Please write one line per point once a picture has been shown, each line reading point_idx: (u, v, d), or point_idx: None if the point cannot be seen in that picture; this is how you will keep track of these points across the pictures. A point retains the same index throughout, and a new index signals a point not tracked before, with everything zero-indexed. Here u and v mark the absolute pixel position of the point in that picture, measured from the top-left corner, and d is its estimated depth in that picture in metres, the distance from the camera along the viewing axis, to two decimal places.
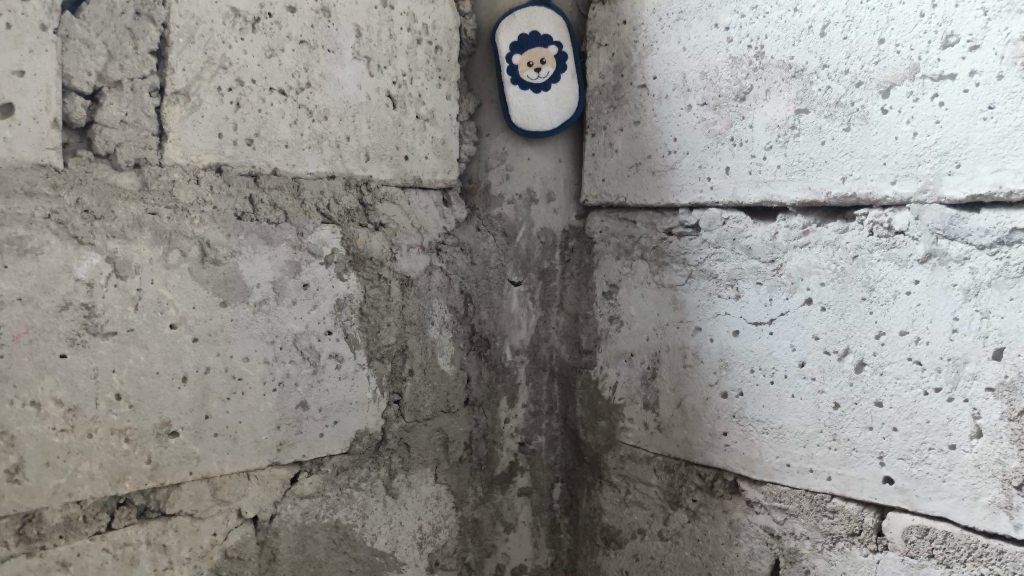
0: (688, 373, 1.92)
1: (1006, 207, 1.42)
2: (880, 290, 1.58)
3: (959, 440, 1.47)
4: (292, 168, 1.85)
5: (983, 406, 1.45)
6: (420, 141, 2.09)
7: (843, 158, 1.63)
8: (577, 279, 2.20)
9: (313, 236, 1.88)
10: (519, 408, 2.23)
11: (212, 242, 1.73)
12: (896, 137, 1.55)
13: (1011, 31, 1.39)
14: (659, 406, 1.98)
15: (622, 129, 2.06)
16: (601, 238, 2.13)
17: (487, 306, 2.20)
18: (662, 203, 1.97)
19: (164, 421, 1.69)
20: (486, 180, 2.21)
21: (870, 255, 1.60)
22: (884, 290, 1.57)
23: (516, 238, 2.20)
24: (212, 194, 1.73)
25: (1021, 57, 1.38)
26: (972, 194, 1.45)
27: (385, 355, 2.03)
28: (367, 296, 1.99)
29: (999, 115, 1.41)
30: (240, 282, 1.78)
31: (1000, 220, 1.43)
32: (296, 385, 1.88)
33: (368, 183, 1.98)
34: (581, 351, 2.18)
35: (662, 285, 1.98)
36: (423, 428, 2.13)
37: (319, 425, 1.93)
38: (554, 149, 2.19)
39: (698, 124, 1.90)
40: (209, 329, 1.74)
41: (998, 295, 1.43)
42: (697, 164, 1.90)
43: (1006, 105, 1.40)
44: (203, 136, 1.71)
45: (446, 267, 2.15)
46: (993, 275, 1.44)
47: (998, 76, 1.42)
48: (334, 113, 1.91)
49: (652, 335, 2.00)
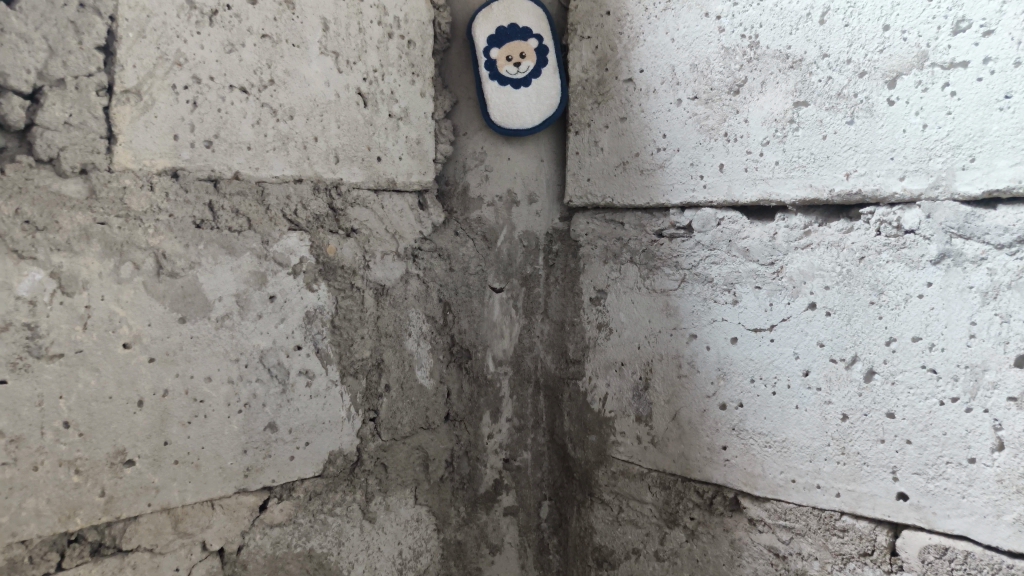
0: (683, 383, 1.80)
1: None
2: (890, 294, 1.48)
3: (979, 454, 1.37)
4: (255, 172, 1.70)
5: (1006, 417, 1.34)
6: (393, 141, 1.96)
7: (847, 153, 1.52)
8: (562, 285, 2.07)
9: (280, 245, 1.74)
10: (504, 422, 2.11)
11: (169, 253, 1.58)
12: (904, 130, 1.44)
13: None
14: (653, 419, 1.87)
15: (608, 126, 1.94)
16: (588, 241, 2.01)
17: (467, 315, 2.09)
18: (652, 203, 1.86)
19: (118, 450, 1.53)
20: (464, 182, 2.10)
21: (878, 256, 1.49)
22: (894, 293, 1.47)
23: (497, 243, 2.09)
24: (168, 201, 1.58)
25: None
26: (988, 190, 1.34)
27: (359, 370, 1.90)
28: (339, 307, 1.86)
29: (1017, 104, 1.30)
30: (201, 296, 1.62)
31: (1020, 217, 1.32)
32: (263, 406, 1.74)
33: (339, 186, 1.85)
34: (568, 361, 2.05)
35: (655, 290, 1.86)
36: (402, 447, 2.01)
37: (289, 448, 1.79)
38: (535, 148, 2.08)
39: (688, 119, 1.79)
40: (167, 347, 1.59)
41: (1019, 298, 1.32)
42: (689, 162, 1.79)
43: None
44: (157, 139, 1.55)
45: (423, 275, 2.03)
46: (1013, 276, 1.33)
47: (1015, 62, 1.31)
48: (301, 112, 1.78)
49: (645, 343, 1.88)
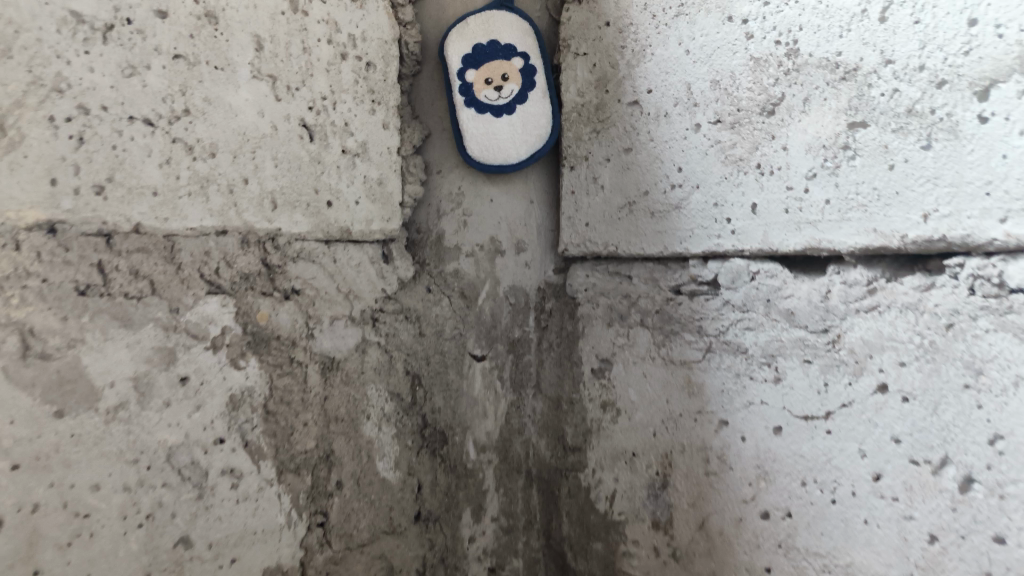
0: (711, 483, 1.42)
1: None
2: (992, 374, 1.10)
3: None
4: (164, 223, 1.32)
5: None
6: (348, 183, 1.58)
7: (925, 186, 1.16)
8: (558, 352, 1.71)
9: (195, 313, 1.36)
10: (487, 524, 1.71)
11: (39, 329, 1.16)
12: (1004, 155, 1.09)
13: None
14: (675, 527, 1.47)
15: (609, 159, 1.58)
16: (588, 300, 1.66)
17: (441, 389, 1.71)
18: (665, 252, 1.50)
19: None
20: (437, 229, 1.73)
21: (972, 324, 1.13)
22: (999, 374, 1.10)
23: (478, 301, 1.71)
24: (39, 263, 1.17)
25: None
26: None
27: (301, 466, 1.48)
28: (273, 389, 1.45)
29: None
30: (85, 381, 1.20)
31: None
32: (174, 516, 1.29)
33: (276, 238, 1.47)
34: (566, 448, 1.66)
35: (672, 362, 1.50)
36: (358, 557, 1.56)
37: (209, 569, 1.33)
38: (522, 187, 1.73)
39: (710, 149, 1.42)
40: (37, 449, 1.13)
41: None
42: (712, 202, 1.42)
43: None
44: (28, 183, 1.16)
45: (385, 341, 1.64)
46: None
47: None
48: (225, 149, 1.40)
49: (661, 429, 1.51)
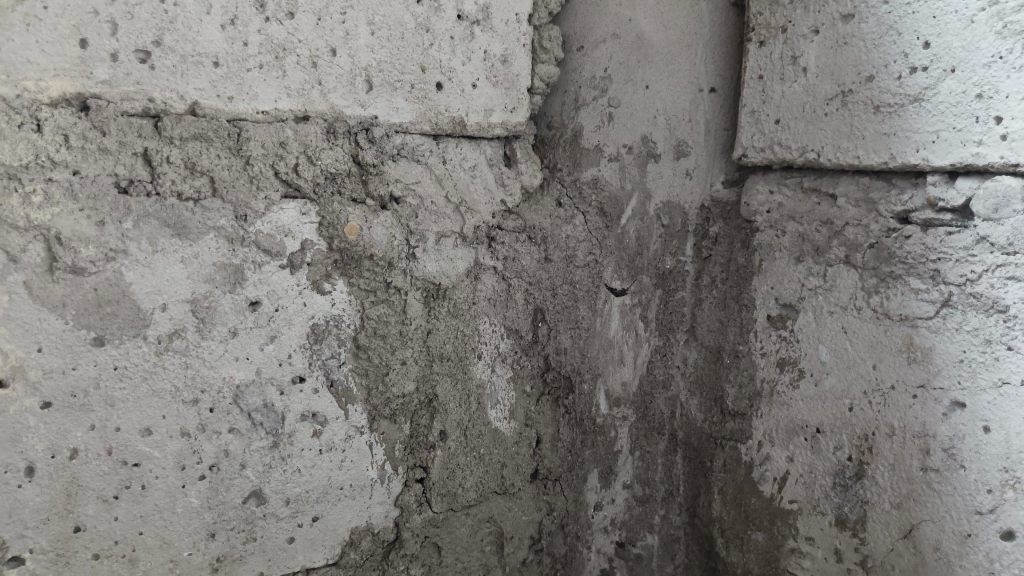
0: (928, 483, 1.03)
1: (1015, 182, 0.94)
2: (1002, 346, 0.95)
3: (1014, 525, 0.94)
4: (229, 104, 1.02)
5: (1005, 509, 0.95)
6: (463, 59, 1.20)
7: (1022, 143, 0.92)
8: (722, 291, 1.30)
9: (267, 222, 1.07)
10: (619, 490, 1.40)
11: (68, 237, 0.94)
12: (999, 118, 0.94)
13: (1006, 7, 0.93)
14: (868, 530, 1.10)
15: (820, 31, 1.12)
16: (769, 225, 1.22)
17: (569, 327, 1.37)
18: (892, 163, 1.05)
19: None
20: (574, 125, 1.34)
21: (1008, 290, 0.94)
22: (1010, 345, 0.94)
23: (620, 221, 1.33)
24: (67, 151, 0.93)
25: (1008, 40, 0.93)
26: (984, 186, 0.97)
27: (399, 412, 1.23)
28: (365, 319, 1.17)
29: (994, 101, 0.94)
30: (129, 302, 0.98)
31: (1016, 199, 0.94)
32: (243, 467, 1.09)
33: (371, 129, 1.13)
34: (725, 414, 1.29)
35: (888, 318, 1.08)
36: (463, 520, 1.33)
37: (286, 527, 1.14)
38: (688, 71, 1.28)
39: (979, 14, 0.96)
40: (72, 383, 0.95)
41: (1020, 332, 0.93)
42: (975, 91, 0.96)
43: (1003, 94, 0.94)
44: (51, 44, 0.90)
45: (502, 266, 1.31)
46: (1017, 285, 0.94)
47: (994, 59, 0.94)
48: (307, 7, 1.05)
49: (862, 402, 1.11)
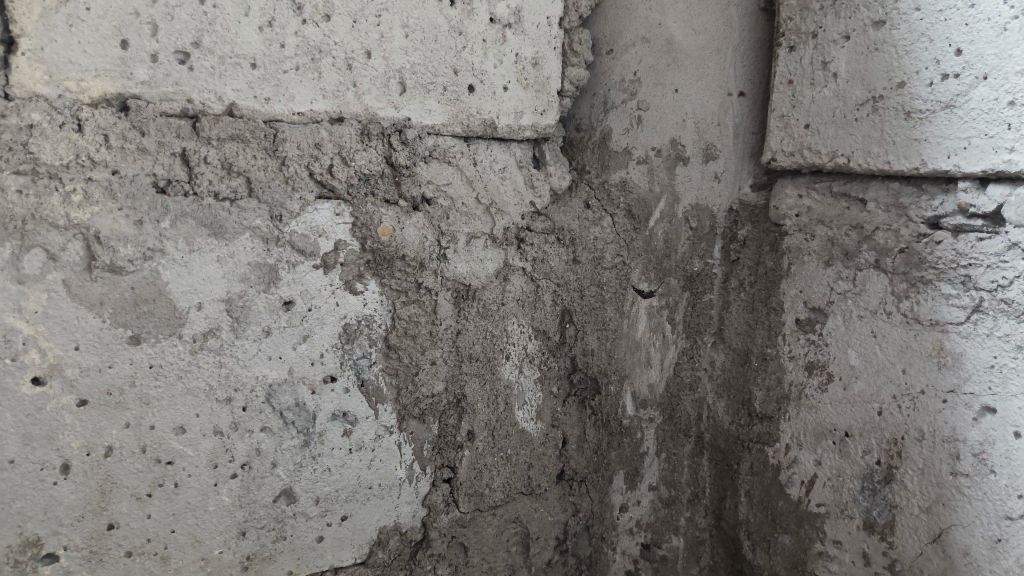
0: (959, 488, 1.03)
1: None
2: None
3: None
4: (266, 105, 1.03)
5: None
6: (495, 61, 1.21)
7: None
8: (750, 294, 1.30)
9: (302, 222, 1.08)
10: (644, 492, 1.40)
11: (106, 236, 0.94)
12: None
13: None
14: (897, 534, 1.10)
15: (850, 36, 1.13)
16: (798, 229, 1.22)
17: (596, 328, 1.38)
18: (923, 168, 1.06)
19: (22, 537, 0.92)
20: (603, 127, 1.35)
21: None
22: None
23: (648, 223, 1.34)
24: (106, 151, 0.94)
25: None
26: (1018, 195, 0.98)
27: (427, 412, 1.23)
28: (396, 319, 1.17)
29: None
30: (165, 301, 0.99)
31: None
32: (274, 465, 1.10)
33: (404, 130, 1.14)
34: (751, 417, 1.29)
35: (918, 322, 1.08)
36: (489, 520, 1.34)
37: (315, 526, 1.15)
38: (717, 75, 1.28)
39: (1012, 23, 0.96)
40: (108, 381, 0.96)
41: None
42: (1007, 99, 0.97)
43: None
44: (93, 45, 0.91)
45: (531, 268, 1.32)
46: None
47: None
48: (343, 9, 1.06)
49: (891, 407, 1.11)
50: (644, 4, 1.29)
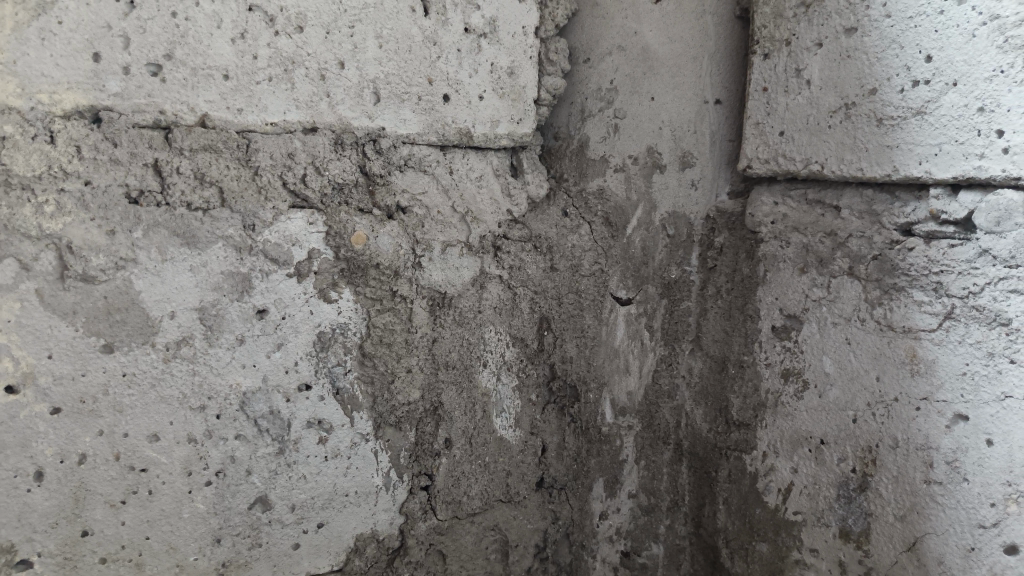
0: (932, 496, 1.02)
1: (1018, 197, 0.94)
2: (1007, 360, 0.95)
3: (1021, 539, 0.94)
4: (238, 116, 1.04)
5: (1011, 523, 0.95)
6: (470, 71, 1.22)
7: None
8: (727, 301, 1.30)
9: (275, 231, 1.09)
10: (625, 500, 1.41)
11: (79, 246, 0.95)
12: (1002, 131, 0.94)
13: (1006, 22, 0.93)
14: (872, 542, 1.10)
15: (823, 43, 1.13)
16: (774, 236, 1.22)
17: (575, 335, 1.38)
18: (895, 175, 1.05)
19: None
20: (580, 135, 1.35)
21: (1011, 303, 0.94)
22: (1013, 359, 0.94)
23: (625, 231, 1.34)
24: (79, 161, 0.95)
25: (1008, 54, 0.93)
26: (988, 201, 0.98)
27: (403, 419, 1.24)
28: (371, 327, 1.18)
29: (995, 114, 0.95)
30: (137, 310, 1.00)
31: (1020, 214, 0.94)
32: (249, 473, 1.11)
33: (378, 140, 1.15)
34: (728, 424, 1.29)
35: (891, 329, 1.07)
36: (467, 527, 1.34)
37: (291, 533, 1.15)
38: (693, 83, 1.28)
39: (980, 29, 0.96)
40: (81, 390, 0.97)
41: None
42: (976, 105, 0.97)
43: (1003, 109, 0.94)
44: (65, 57, 0.92)
45: (508, 276, 1.33)
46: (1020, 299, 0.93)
47: (995, 74, 0.94)
48: (316, 21, 1.07)
49: (865, 414, 1.11)
50: (620, 13, 1.30)
